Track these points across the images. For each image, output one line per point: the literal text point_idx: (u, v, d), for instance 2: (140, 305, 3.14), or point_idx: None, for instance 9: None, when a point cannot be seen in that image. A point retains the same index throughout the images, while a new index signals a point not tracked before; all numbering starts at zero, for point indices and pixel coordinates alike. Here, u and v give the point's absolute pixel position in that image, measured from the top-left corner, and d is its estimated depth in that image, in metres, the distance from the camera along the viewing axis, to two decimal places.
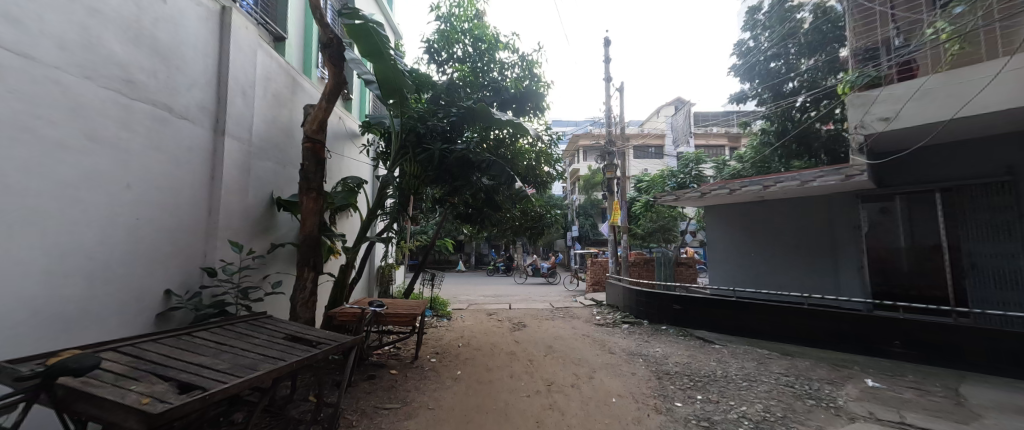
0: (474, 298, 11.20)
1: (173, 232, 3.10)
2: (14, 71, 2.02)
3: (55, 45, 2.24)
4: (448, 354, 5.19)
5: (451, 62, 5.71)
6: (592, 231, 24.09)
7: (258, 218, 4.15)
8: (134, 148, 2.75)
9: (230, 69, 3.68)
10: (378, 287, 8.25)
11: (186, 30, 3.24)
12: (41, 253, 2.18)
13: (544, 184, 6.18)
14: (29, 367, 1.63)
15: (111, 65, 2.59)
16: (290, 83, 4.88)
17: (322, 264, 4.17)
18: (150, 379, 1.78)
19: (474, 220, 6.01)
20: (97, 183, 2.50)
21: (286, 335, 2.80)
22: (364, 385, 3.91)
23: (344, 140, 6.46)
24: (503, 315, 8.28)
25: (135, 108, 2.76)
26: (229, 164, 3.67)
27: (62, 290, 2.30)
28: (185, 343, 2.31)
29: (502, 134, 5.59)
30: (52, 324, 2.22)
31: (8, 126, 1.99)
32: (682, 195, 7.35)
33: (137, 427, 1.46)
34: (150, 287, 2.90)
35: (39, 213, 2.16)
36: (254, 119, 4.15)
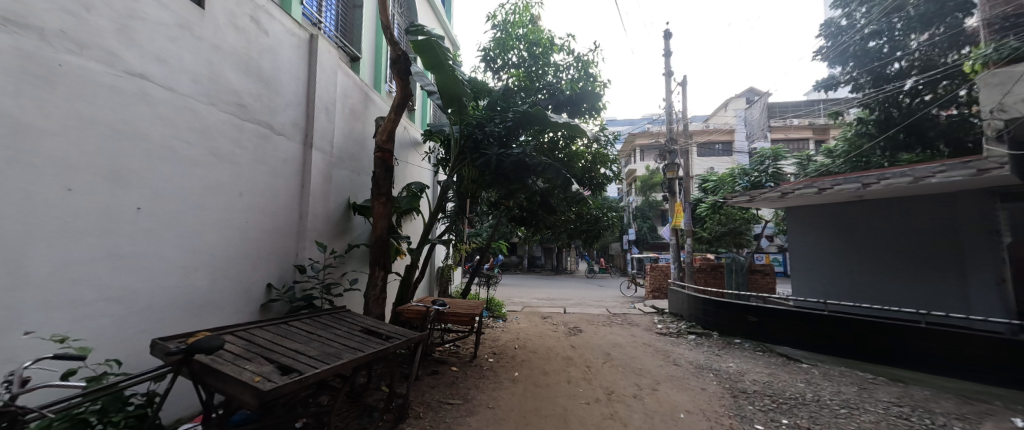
0: (528, 300, 11.21)
1: (273, 233, 3.57)
2: (162, 102, 2.51)
3: (191, 79, 2.72)
4: (504, 355, 5.28)
5: (506, 69, 5.83)
6: (651, 234, 22.86)
7: (337, 221, 4.60)
8: (244, 162, 3.23)
9: (317, 90, 4.14)
10: (437, 287, 8.66)
11: (283, 57, 3.72)
12: (182, 250, 2.67)
13: (601, 186, 6.01)
14: (175, 343, 2.00)
15: (228, 93, 3.06)
16: (363, 98, 5.34)
17: (390, 264, 4.50)
18: (260, 360, 2.07)
19: (529, 224, 5.98)
20: (220, 193, 2.98)
21: (362, 328, 3.06)
22: (428, 380, 4.14)
23: (408, 148, 6.91)
24: (558, 318, 8.20)
25: (245, 128, 3.24)
26: (316, 173, 4.12)
27: (195, 282, 2.78)
28: (284, 331, 2.65)
29: (556, 137, 5.57)
30: (185, 310, 2.70)
31: (159, 147, 2.49)
32: (758, 195, 6.66)
33: (252, 400, 1.72)
34: (256, 282, 3.37)
35: (180, 218, 2.65)
36: (335, 132, 4.62)
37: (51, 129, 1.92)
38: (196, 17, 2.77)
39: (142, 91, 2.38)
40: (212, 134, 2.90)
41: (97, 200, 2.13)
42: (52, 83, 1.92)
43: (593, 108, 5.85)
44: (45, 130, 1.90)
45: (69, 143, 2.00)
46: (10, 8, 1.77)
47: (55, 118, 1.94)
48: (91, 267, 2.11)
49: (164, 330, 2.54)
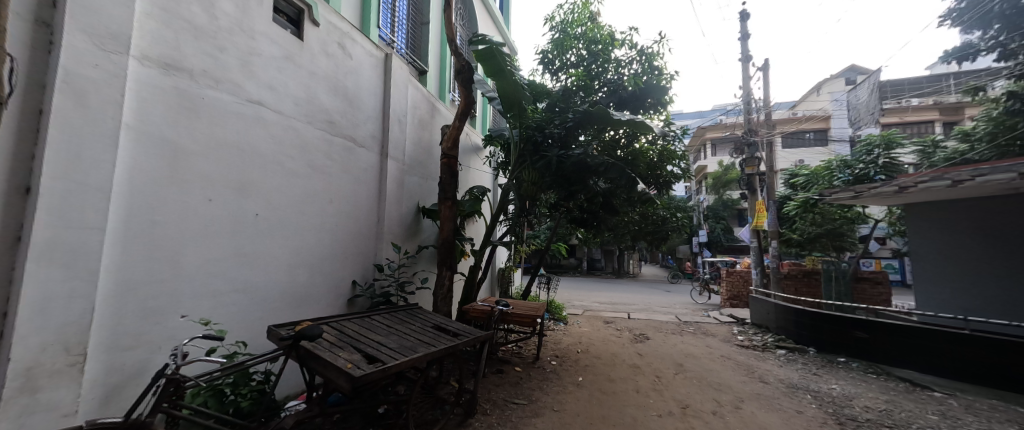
0: (589, 304, 10.90)
1: (357, 236, 3.97)
2: (272, 123, 2.94)
3: (293, 103, 3.16)
4: (567, 358, 5.21)
5: (565, 69, 5.78)
6: (726, 236, 20.78)
7: (409, 224, 4.95)
8: (334, 172, 3.64)
9: (392, 104, 4.52)
10: (498, 288, 8.83)
11: (364, 76, 4.12)
12: (288, 250, 3.09)
13: (668, 183, 5.61)
14: (285, 330, 2.34)
15: (321, 112, 3.48)
16: (430, 108, 5.68)
17: (456, 264, 4.72)
18: (350, 349, 2.32)
19: (590, 225, 5.81)
20: (315, 200, 3.40)
21: (434, 325, 3.24)
22: (494, 378, 4.25)
23: (470, 153, 7.19)
24: (622, 324, 7.85)
25: (334, 142, 3.65)
26: (391, 181, 4.48)
27: (298, 278, 3.21)
28: (367, 324, 2.93)
29: (618, 134, 5.33)
30: (291, 302, 3.12)
31: (270, 162, 2.92)
32: (865, 190, 5.67)
33: (345, 384, 1.94)
34: (343, 278, 3.77)
35: (286, 222, 3.08)
36: (406, 141, 4.98)
37: (195, 150, 2.37)
38: (297, 48, 3.21)
39: (258, 115, 2.81)
40: (309, 149, 3.32)
41: (227, 208, 2.57)
42: (196, 112, 2.36)
43: (658, 103, 5.53)
44: (191, 152, 2.34)
45: (209, 161, 2.45)
46: (167, 55, 2.23)
47: (200, 141, 2.39)
48: (224, 264, 2.55)
49: (274, 318, 2.97)
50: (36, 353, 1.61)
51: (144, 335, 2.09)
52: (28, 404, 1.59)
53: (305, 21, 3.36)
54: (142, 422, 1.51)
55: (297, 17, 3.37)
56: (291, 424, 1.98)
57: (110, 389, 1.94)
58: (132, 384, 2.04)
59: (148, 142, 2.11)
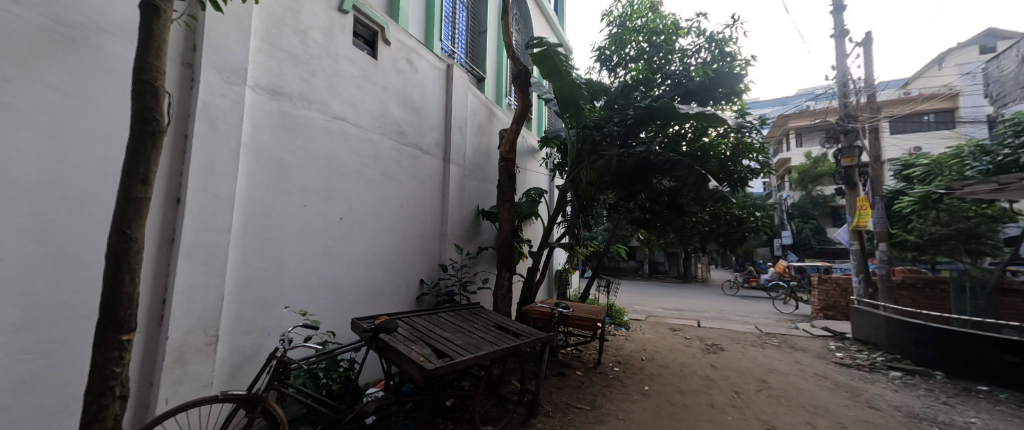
0: (653, 310, 10.28)
1: (423, 237, 4.23)
2: (352, 136, 3.27)
3: (369, 117, 3.48)
4: (631, 365, 4.98)
5: (624, 64, 5.54)
6: (817, 237, 18.22)
7: (469, 226, 5.14)
8: (403, 178, 3.92)
9: (453, 112, 4.74)
10: (556, 290, 8.75)
11: (428, 87, 4.39)
12: (366, 250, 3.41)
13: (744, 180, 5.09)
14: (366, 323, 2.58)
15: (392, 123, 3.78)
16: (488, 113, 5.83)
17: (515, 265, 4.78)
18: (421, 344, 2.48)
19: (653, 227, 5.47)
20: (388, 205, 3.70)
21: (496, 324, 3.30)
22: (555, 380, 4.23)
23: (527, 155, 7.25)
24: (691, 332, 7.29)
25: (403, 150, 3.94)
26: (453, 185, 4.70)
27: (374, 276, 3.51)
28: (435, 321, 3.10)
29: (684, 129, 4.98)
30: (369, 297, 3.43)
31: (351, 170, 3.25)
32: (1015, 181, 4.57)
33: (418, 375, 2.08)
34: (412, 277, 4.03)
35: (364, 225, 3.40)
36: (467, 147, 5.18)
37: (294, 163, 2.73)
38: (372, 67, 3.53)
39: (341, 130, 3.15)
40: (382, 158, 3.63)
41: (319, 213, 2.92)
42: (294, 130, 2.73)
43: (732, 93, 5.07)
44: (290, 164, 2.70)
45: (304, 172, 2.80)
46: (274, 83, 2.61)
47: (297, 155, 2.75)
48: (317, 262, 2.90)
49: (356, 312, 3.28)
50: (184, 333, 1.98)
51: (258, 321, 2.46)
52: (180, 373, 1.96)
53: (379, 41, 3.67)
54: (260, 395, 1.78)
55: (371, 38, 3.67)
56: (372, 408, 2.18)
57: (235, 366, 2.32)
58: (250, 363, 2.42)
59: (259, 158, 2.48)
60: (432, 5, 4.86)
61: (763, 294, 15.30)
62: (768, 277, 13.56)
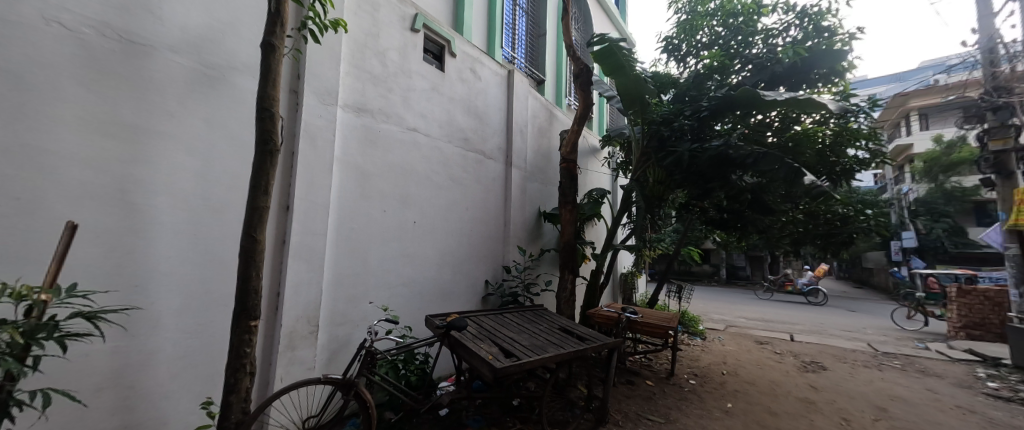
0: (734, 319, 9.26)
1: (488, 239, 4.36)
2: (424, 145, 3.51)
3: (438, 126, 3.71)
4: (710, 379, 4.56)
5: (696, 53, 5.14)
6: (954, 239, 14.81)
7: (532, 228, 5.17)
8: (469, 183, 4.09)
9: (515, 116, 4.82)
10: (621, 294, 8.37)
11: (490, 94, 4.53)
12: (437, 252, 3.62)
13: (850, 172, 4.37)
14: (438, 320, 2.74)
15: (458, 131, 3.98)
16: (548, 115, 5.82)
17: (578, 268, 4.68)
18: (488, 342, 2.56)
19: (732, 228, 4.95)
20: (455, 209, 3.90)
21: (560, 327, 3.25)
22: (624, 389, 4.05)
23: (588, 155, 7.08)
24: (782, 347, 6.44)
25: (468, 156, 4.11)
26: (516, 188, 4.78)
27: (444, 276, 3.71)
28: (500, 321, 3.18)
29: (770, 117, 4.46)
30: (439, 296, 3.64)
31: (423, 177, 3.50)
32: None
33: (488, 373, 2.16)
34: (478, 278, 4.18)
35: (434, 228, 3.62)
36: (528, 150, 5.23)
37: (375, 172, 3.01)
38: (440, 79, 3.75)
39: (414, 139, 3.40)
40: (450, 164, 3.83)
41: (396, 216, 3.19)
42: (376, 143, 3.02)
43: (831, 73, 4.41)
44: (372, 174, 2.99)
45: (384, 180, 3.09)
46: (359, 101, 2.92)
47: (378, 165, 3.04)
48: (395, 262, 3.17)
49: (428, 309, 3.51)
50: (292, 322, 2.30)
51: (348, 314, 2.76)
52: (290, 356, 2.29)
53: (446, 55, 3.90)
54: (352, 381, 2.00)
55: (439, 52, 3.90)
56: (446, 401, 2.31)
57: (331, 353, 2.63)
58: (343, 351, 2.72)
59: (347, 169, 2.79)
60: (493, 14, 5.02)
61: (799, 298, 14.53)
62: (807, 282, 13.31)
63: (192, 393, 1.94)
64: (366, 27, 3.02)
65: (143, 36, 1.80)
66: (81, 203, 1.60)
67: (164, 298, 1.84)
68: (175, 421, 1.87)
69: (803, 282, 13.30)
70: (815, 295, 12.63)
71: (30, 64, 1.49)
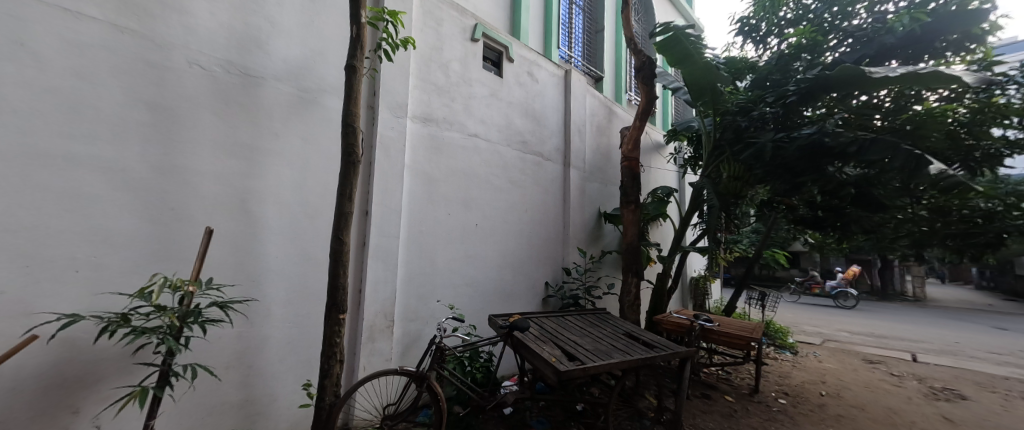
0: (834, 333, 8.01)
1: (547, 241, 4.35)
2: (484, 150, 3.63)
3: (497, 130, 3.80)
4: (805, 400, 4.01)
5: (777, 32, 4.60)
6: None
7: (592, 229, 5.04)
8: (527, 185, 4.12)
9: (572, 116, 4.75)
10: (692, 300, 7.75)
11: (548, 95, 4.52)
12: (498, 253, 3.71)
13: (997, 158, 3.44)
14: (501, 321, 2.80)
15: (517, 134, 4.05)
16: (607, 112, 5.61)
17: (643, 271, 4.45)
18: (551, 345, 2.54)
19: (829, 227, 4.30)
20: (515, 211, 3.96)
21: (625, 332, 3.10)
22: (699, 403, 3.74)
23: (652, 152, 6.69)
24: (901, 369, 5.41)
25: (526, 159, 4.15)
26: (574, 188, 4.70)
27: (504, 277, 3.78)
28: (561, 323, 3.14)
29: (878, 97, 3.80)
30: (500, 297, 3.72)
31: (484, 181, 3.61)
32: None
33: (552, 375, 2.14)
34: (538, 279, 4.19)
35: (496, 230, 3.71)
36: (586, 149, 5.11)
37: (440, 177, 3.19)
38: (499, 84, 3.85)
39: (475, 145, 3.54)
40: (509, 167, 3.91)
41: (460, 219, 3.34)
42: (440, 150, 3.20)
43: (966, 38, 3.61)
44: (438, 179, 3.16)
45: (448, 185, 3.25)
46: (426, 112, 3.12)
47: (443, 171, 3.22)
48: (460, 263, 3.31)
49: (491, 309, 3.61)
50: (372, 316, 2.53)
51: (419, 311, 2.95)
52: (371, 348, 2.52)
53: (504, 60, 3.99)
54: (425, 374, 2.14)
55: (497, 59, 4.01)
56: (510, 400, 2.35)
57: (405, 347, 2.84)
58: (415, 346, 2.92)
59: (415, 175, 3.00)
60: (550, 16, 5.02)
61: (828, 301, 14.17)
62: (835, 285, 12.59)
63: (295, 376, 2.22)
64: (430, 42, 3.22)
65: (256, 70, 2.13)
66: (214, 211, 1.94)
67: (273, 292, 2.14)
68: (282, 398, 2.16)
69: (830, 285, 12.95)
70: (842, 299, 12.26)
71: (178, 99, 1.85)
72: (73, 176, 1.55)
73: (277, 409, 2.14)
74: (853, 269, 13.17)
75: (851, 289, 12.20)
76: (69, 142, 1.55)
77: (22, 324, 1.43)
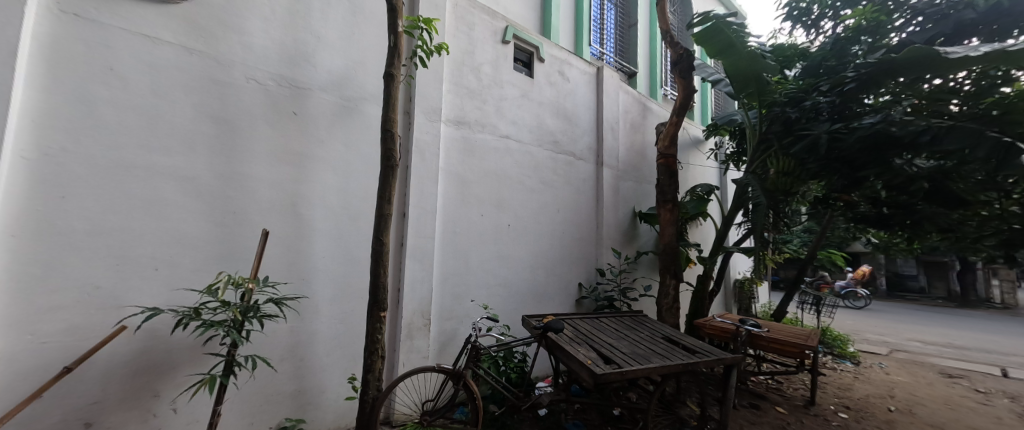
0: (904, 343, 7.21)
1: (580, 241, 4.28)
2: (515, 151, 3.65)
3: (528, 131, 3.80)
4: (870, 415, 3.65)
5: (832, 14, 4.24)
6: None
7: (627, 229, 4.89)
8: (559, 185, 4.09)
9: (605, 113, 4.65)
10: (736, 304, 7.31)
11: (579, 94, 4.46)
12: (530, 254, 3.71)
13: None
14: (535, 321, 2.80)
15: (548, 134, 4.02)
16: (642, 109, 5.43)
17: (682, 272, 4.26)
18: (586, 347, 2.50)
19: (897, 226, 3.89)
20: (547, 211, 3.94)
21: (664, 336, 2.98)
22: (746, 414, 3.52)
23: (690, 148, 6.39)
24: (989, 386, 4.76)
25: (558, 158, 4.12)
26: (608, 188, 4.59)
27: (536, 278, 3.76)
28: (597, 325, 3.09)
29: (955, 80, 3.39)
30: (533, 297, 3.71)
31: (516, 182, 3.62)
32: None
33: (588, 378, 2.10)
34: (571, 280, 4.14)
35: (528, 230, 3.72)
36: (620, 147, 4.97)
37: (473, 179, 3.25)
38: (529, 85, 3.85)
39: (507, 146, 3.56)
40: (540, 167, 3.89)
41: (493, 220, 3.37)
42: (473, 152, 3.25)
43: None
44: (471, 180, 3.22)
45: (481, 186, 3.30)
46: (459, 115, 3.18)
47: (476, 173, 3.27)
48: (493, 263, 3.35)
49: (524, 309, 3.61)
50: (410, 314, 2.62)
51: (454, 310, 3.01)
52: (409, 345, 2.61)
53: (535, 61, 3.98)
54: (461, 372, 2.18)
55: (528, 59, 4.01)
56: (545, 401, 2.34)
57: (441, 345, 2.91)
58: (451, 344, 2.98)
59: (449, 178, 3.07)
60: (581, 13, 4.95)
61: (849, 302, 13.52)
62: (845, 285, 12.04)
63: (341, 369, 2.35)
64: (462, 46, 3.28)
65: (304, 82, 2.28)
66: (268, 214, 2.10)
67: (320, 289, 2.28)
68: (330, 390, 2.30)
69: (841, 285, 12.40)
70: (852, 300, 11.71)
71: (238, 113, 2.02)
72: (153, 185, 1.75)
73: (325, 401, 2.28)
74: (863, 270, 12.61)
75: (862, 290, 11.61)
76: (149, 154, 1.74)
77: (114, 316, 1.63)
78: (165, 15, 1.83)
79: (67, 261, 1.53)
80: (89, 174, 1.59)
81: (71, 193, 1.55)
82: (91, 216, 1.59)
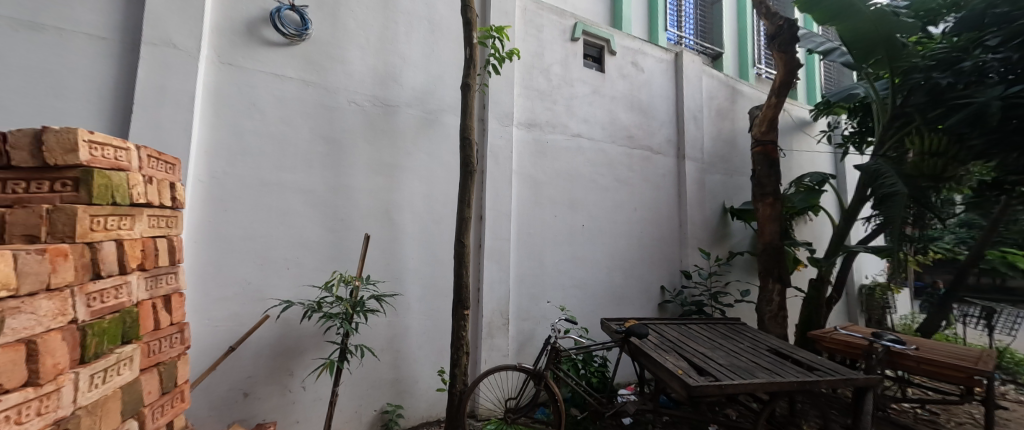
0: None
1: (661, 241, 4.00)
2: (588, 149, 3.56)
3: (601, 128, 3.68)
4: None
5: None
6: None
7: (716, 227, 4.42)
8: (636, 182, 3.88)
9: (685, 102, 4.27)
10: (864, 314, 6.07)
11: (656, 83, 4.17)
12: (606, 255, 3.57)
13: None
14: (615, 325, 2.69)
15: (622, 130, 3.84)
16: (731, 93, 4.85)
17: (789, 276, 3.69)
18: (675, 355, 2.31)
19: None
20: (624, 210, 3.76)
21: (770, 348, 2.61)
22: None
23: (794, 132, 5.52)
24: None
25: (634, 154, 3.91)
26: (691, 183, 4.21)
27: (614, 280, 3.61)
28: (686, 332, 2.84)
29: None
30: (612, 300, 3.57)
31: (589, 181, 3.53)
32: None
33: (680, 389, 1.93)
34: (653, 283, 3.88)
35: (604, 230, 3.59)
36: (705, 137, 4.51)
37: (546, 180, 3.25)
38: (601, 80, 3.73)
39: (579, 145, 3.50)
40: (615, 165, 3.73)
41: (567, 220, 3.33)
42: (545, 153, 3.26)
43: None
44: (544, 182, 3.23)
45: (554, 187, 3.29)
46: (530, 118, 3.22)
47: (548, 174, 3.27)
48: (568, 265, 3.31)
49: (602, 312, 3.49)
50: (490, 314, 2.73)
51: (531, 311, 3.04)
52: (490, 342, 2.71)
53: (606, 54, 3.84)
54: (542, 372, 2.20)
55: (599, 54, 3.88)
56: (630, 410, 2.23)
57: (520, 344, 2.97)
58: (530, 344, 3.02)
59: (523, 180, 3.12)
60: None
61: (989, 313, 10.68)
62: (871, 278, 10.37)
63: (431, 362, 2.54)
64: (532, 50, 3.31)
65: (393, 100, 2.53)
66: (368, 219, 2.37)
67: (412, 288, 2.50)
68: (422, 381, 2.50)
69: None
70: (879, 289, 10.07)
71: (343, 132, 2.33)
72: (283, 197, 2.10)
73: (419, 390, 2.48)
74: None
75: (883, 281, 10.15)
76: (280, 172, 2.10)
77: (260, 307, 2.00)
78: (289, 55, 2.20)
79: (229, 262, 1.93)
80: (241, 190, 1.98)
81: (230, 207, 1.94)
82: (243, 225, 1.98)
